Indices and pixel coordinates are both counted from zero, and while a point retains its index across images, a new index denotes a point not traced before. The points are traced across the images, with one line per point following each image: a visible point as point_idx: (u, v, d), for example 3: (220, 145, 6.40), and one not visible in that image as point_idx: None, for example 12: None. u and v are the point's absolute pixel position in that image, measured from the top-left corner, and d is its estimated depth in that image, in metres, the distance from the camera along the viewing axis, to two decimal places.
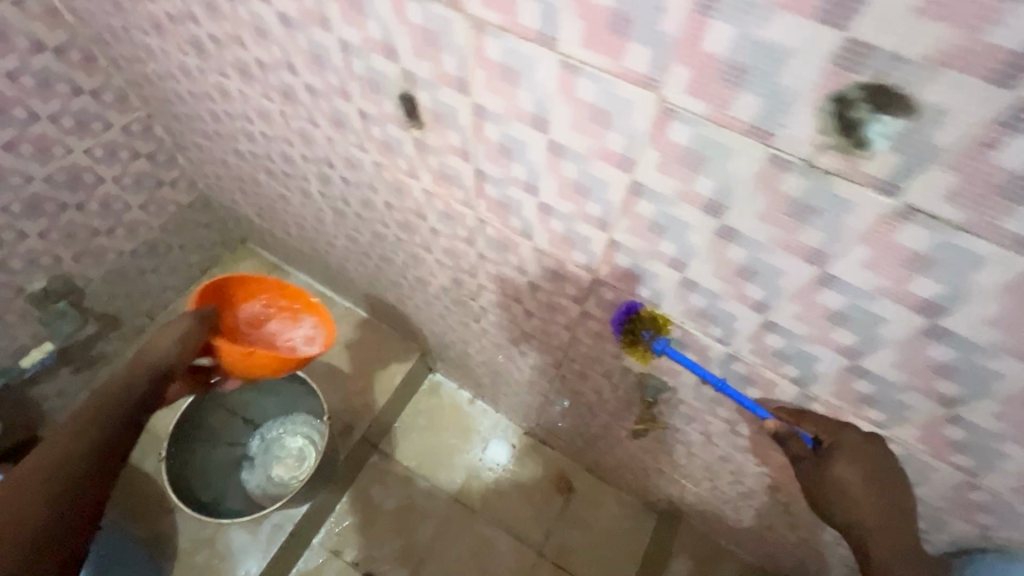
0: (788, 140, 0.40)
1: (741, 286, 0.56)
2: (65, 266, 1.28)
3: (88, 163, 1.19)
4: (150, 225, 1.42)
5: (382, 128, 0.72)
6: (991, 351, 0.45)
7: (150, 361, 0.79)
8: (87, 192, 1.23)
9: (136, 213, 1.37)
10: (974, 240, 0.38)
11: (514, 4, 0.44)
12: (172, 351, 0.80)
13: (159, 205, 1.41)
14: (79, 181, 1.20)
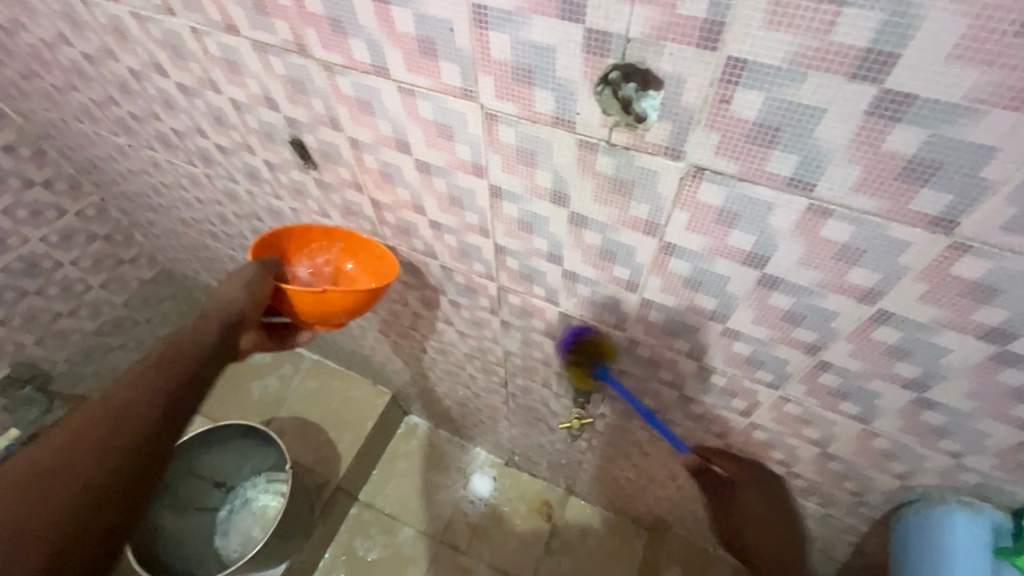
0: (587, 124, 0.45)
1: (609, 268, 0.60)
2: (26, 351, 1.32)
3: (42, 251, 1.25)
4: (113, 304, 1.48)
5: (287, 174, 0.78)
6: (817, 293, 0.48)
7: (218, 312, 0.62)
8: (42, 278, 1.28)
9: (97, 294, 1.42)
10: (756, 189, 0.42)
11: (347, 45, 0.51)
12: (242, 298, 0.64)
13: (121, 283, 1.46)
14: (34, 268, 1.25)
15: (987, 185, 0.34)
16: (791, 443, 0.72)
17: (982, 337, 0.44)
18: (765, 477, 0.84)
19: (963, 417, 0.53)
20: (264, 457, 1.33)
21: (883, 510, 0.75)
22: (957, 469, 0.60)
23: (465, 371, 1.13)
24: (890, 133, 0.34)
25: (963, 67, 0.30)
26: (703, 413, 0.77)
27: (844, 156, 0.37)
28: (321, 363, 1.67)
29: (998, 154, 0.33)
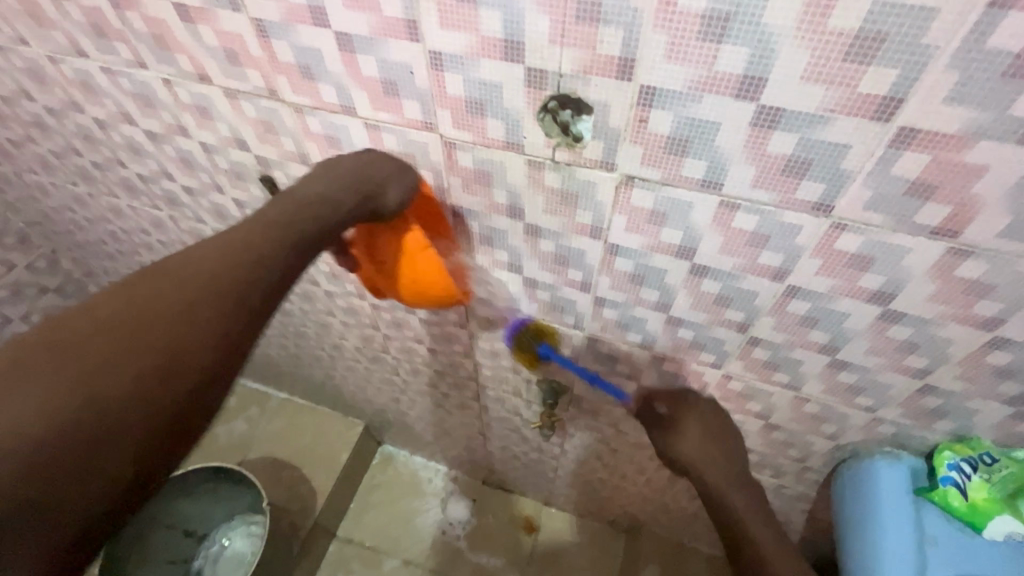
0: (533, 146, 0.53)
1: (564, 272, 0.67)
2: None
3: None
4: None
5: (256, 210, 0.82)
6: (739, 276, 0.57)
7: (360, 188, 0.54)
8: None
9: None
10: (678, 190, 0.51)
11: (317, 89, 0.57)
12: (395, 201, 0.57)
13: None
14: None
15: (847, 173, 0.44)
16: (740, 420, 0.80)
17: (867, 300, 0.53)
18: None
19: (871, 374, 0.62)
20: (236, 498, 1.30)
21: (826, 473, 0.84)
22: (875, 423, 0.69)
23: (439, 389, 1.17)
24: (773, 139, 0.44)
25: (811, 84, 0.39)
26: None
27: (741, 158, 0.46)
28: (290, 401, 1.65)
29: (850, 148, 0.42)
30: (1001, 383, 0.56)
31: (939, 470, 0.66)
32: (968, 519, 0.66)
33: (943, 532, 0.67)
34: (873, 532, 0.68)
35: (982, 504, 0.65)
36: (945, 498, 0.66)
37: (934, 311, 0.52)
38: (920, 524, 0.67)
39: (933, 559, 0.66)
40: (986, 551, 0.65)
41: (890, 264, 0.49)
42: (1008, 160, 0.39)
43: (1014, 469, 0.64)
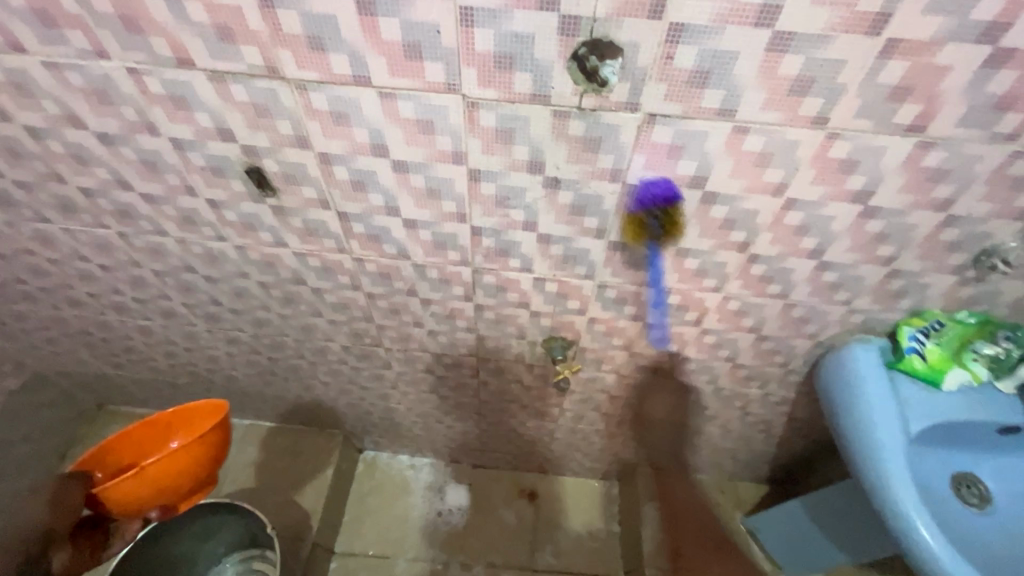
0: (560, 96, 0.55)
1: (580, 221, 0.70)
2: None
3: None
4: None
5: (237, 209, 0.77)
6: (745, 197, 0.64)
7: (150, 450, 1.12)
8: None
9: None
10: (697, 122, 0.56)
11: (326, 61, 0.55)
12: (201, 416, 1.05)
13: None
14: None
15: (844, 86, 0.51)
16: (735, 337, 0.90)
17: (850, 200, 0.63)
18: (716, 378, 1.02)
19: (848, 269, 0.73)
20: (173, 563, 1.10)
21: (806, 371, 0.96)
22: (850, 314, 0.81)
23: (434, 374, 1.16)
24: (785, 60, 0.50)
25: (819, 7, 0.46)
26: (664, 334, 0.92)
27: (755, 84, 0.52)
28: (256, 426, 1.55)
29: (846, 63, 0.50)
30: (950, 255, 0.69)
31: (904, 343, 0.80)
32: (929, 377, 0.80)
33: (913, 393, 0.80)
34: (864, 402, 0.80)
35: (937, 363, 0.79)
36: (911, 366, 0.79)
37: (904, 201, 0.62)
38: (897, 389, 0.80)
39: (911, 415, 0.79)
40: (946, 400, 0.80)
41: (871, 165, 0.58)
42: (966, 60, 0.48)
43: (957, 329, 0.78)
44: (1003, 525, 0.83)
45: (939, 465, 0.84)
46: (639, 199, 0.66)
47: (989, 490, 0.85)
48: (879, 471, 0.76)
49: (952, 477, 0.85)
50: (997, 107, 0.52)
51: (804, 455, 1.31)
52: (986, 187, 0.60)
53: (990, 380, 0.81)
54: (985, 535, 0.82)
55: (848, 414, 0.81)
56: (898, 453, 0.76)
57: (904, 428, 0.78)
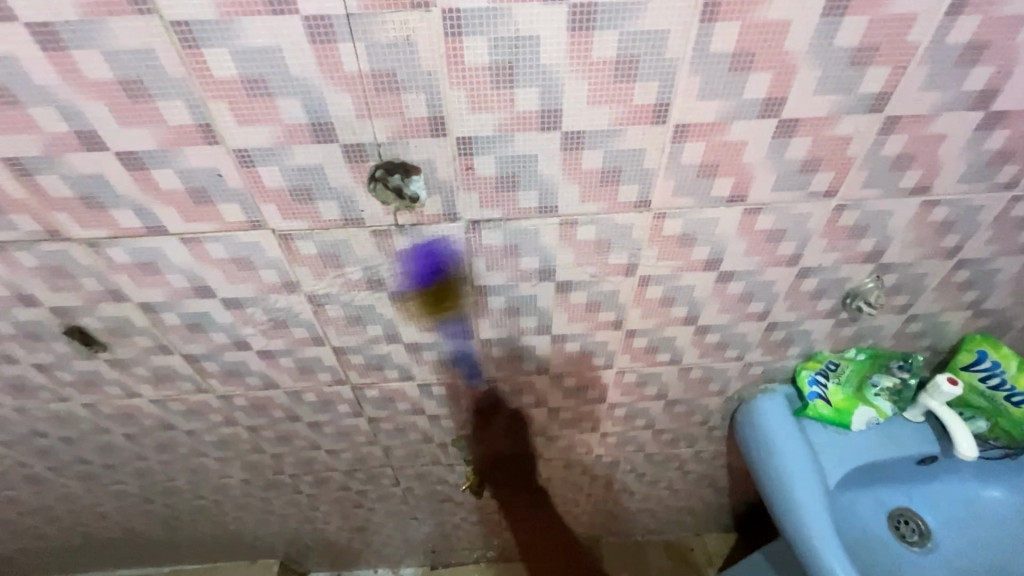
0: (346, 126, 0.45)
1: (431, 270, 0.58)
2: None
3: None
4: None
5: (9, 320, 0.61)
6: (608, 216, 0.54)
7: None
8: None
9: None
10: (520, 139, 0.47)
11: (33, 120, 0.43)
12: None
13: None
14: None
15: (672, 64, 0.42)
16: (656, 373, 0.78)
17: (730, 199, 0.53)
18: (653, 420, 0.90)
19: (754, 278, 0.63)
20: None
21: (729, 425, 0.92)
22: (770, 329, 0.71)
23: (339, 472, 0.99)
24: (597, 40, 0.41)
25: None
26: (578, 383, 0.79)
27: (570, 73, 0.42)
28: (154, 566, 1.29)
29: (669, 35, 0.41)
30: (859, 244, 0.60)
31: (805, 385, 0.76)
32: (837, 419, 0.76)
33: (826, 441, 0.76)
34: (775, 452, 0.76)
35: (842, 404, 0.76)
36: (817, 412, 0.76)
37: (788, 191, 0.53)
38: (808, 439, 0.76)
39: (828, 463, 0.75)
40: (861, 440, 0.76)
41: (734, 162, 0.50)
42: (802, 14, 0.40)
43: (852, 366, 0.75)
44: (946, 561, 0.76)
45: (872, 507, 0.79)
46: (490, 244, 0.56)
47: (927, 525, 0.79)
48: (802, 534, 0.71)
49: (886, 515, 0.79)
50: (856, 65, 0.44)
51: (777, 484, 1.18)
52: (872, 165, 0.51)
53: (899, 411, 0.78)
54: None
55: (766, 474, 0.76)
56: (818, 509, 0.71)
57: (820, 479, 0.73)
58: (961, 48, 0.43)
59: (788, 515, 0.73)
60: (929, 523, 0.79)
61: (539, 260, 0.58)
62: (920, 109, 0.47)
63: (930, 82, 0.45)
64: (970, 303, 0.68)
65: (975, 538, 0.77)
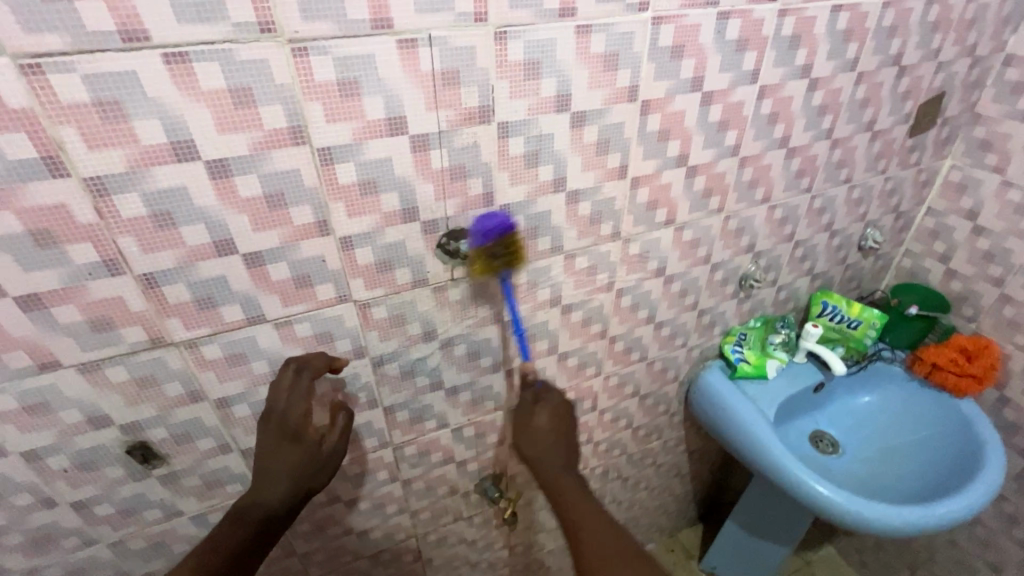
0: (428, 208, 0.61)
1: (473, 313, 0.74)
2: None
3: None
4: None
5: (66, 451, 0.60)
6: (595, 247, 0.76)
7: None
8: None
9: None
10: (540, 197, 0.67)
11: (180, 236, 0.52)
12: None
13: None
14: None
15: (628, 140, 0.68)
16: (631, 372, 0.99)
17: (666, 223, 0.80)
18: (632, 418, 1.09)
19: (686, 276, 0.89)
20: (287, 449, 0.64)
21: (683, 409, 1.16)
22: (700, 316, 0.98)
23: (364, 560, 0.98)
24: (587, 130, 0.64)
25: (595, 89, 0.62)
26: (577, 395, 0.96)
27: (571, 152, 0.65)
28: None
29: (625, 124, 0.66)
30: (742, 240, 0.90)
31: (731, 356, 1.04)
32: (758, 373, 1.04)
33: (755, 390, 1.03)
34: (728, 408, 1.01)
35: (756, 360, 1.04)
36: (744, 370, 1.03)
37: (697, 212, 0.81)
38: (746, 392, 1.03)
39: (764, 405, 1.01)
40: (778, 383, 1.04)
41: (666, 199, 0.77)
42: (691, 105, 0.69)
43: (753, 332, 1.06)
44: (855, 458, 1.06)
45: (798, 434, 1.07)
46: (515, 285, 0.74)
47: (834, 436, 1.09)
48: (770, 457, 0.94)
49: (809, 438, 1.08)
50: (721, 129, 0.74)
51: (723, 463, 1.43)
52: (739, 187, 0.82)
53: (791, 358, 1.08)
54: (850, 471, 1.04)
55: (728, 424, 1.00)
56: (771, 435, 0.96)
57: (765, 416, 0.99)
58: (768, 115, 0.76)
59: (754, 448, 0.96)
60: (834, 434, 1.09)
61: (551, 291, 0.78)
62: (757, 151, 0.79)
63: (758, 136, 0.77)
64: (806, 269, 1.04)
65: (863, 431, 1.09)
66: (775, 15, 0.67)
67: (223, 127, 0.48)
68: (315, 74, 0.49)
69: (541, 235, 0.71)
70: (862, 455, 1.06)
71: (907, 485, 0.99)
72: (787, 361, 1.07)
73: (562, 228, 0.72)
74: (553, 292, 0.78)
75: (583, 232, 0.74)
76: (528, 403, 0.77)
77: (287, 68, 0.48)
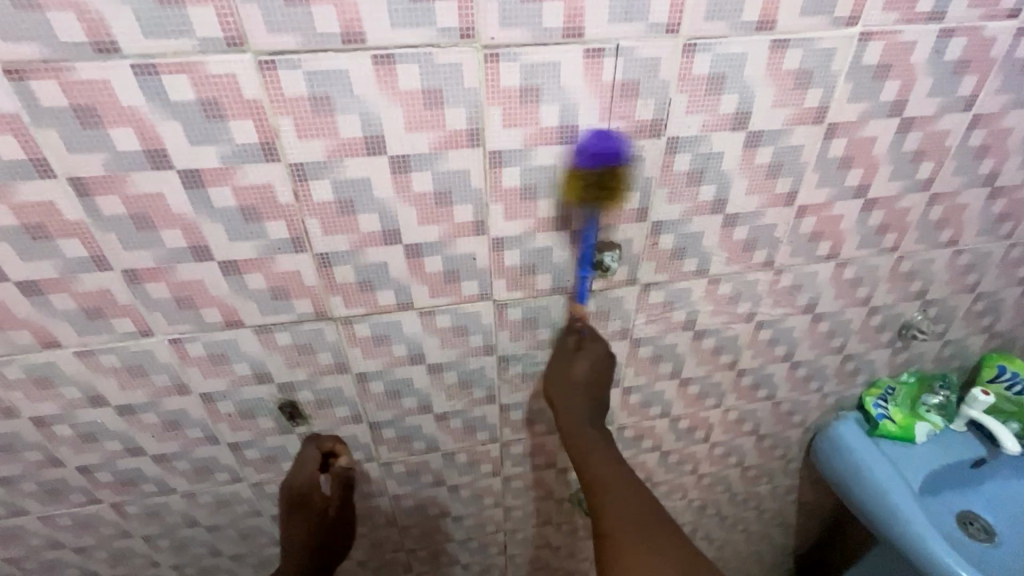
0: (581, 218, 0.61)
1: (604, 327, 0.72)
2: None
3: None
4: None
5: (233, 398, 0.68)
6: (743, 274, 0.71)
7: None
8: None
9: None
10: (695, 217, 0.64)
11: (355, 222, 0.56)
12: None
13: None
14: None
15: (805, 164, 0.62)
16: (754, 409, 0.92)
17: (826, 257, 0.72)
18: (743, 457, 1.02)
19: (837, 316, 0.81)
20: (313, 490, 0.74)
21: (802, 456, 1.06)
22: (844, 361, 0.88)
23: (455, 543, 1.02)
24: (760, 150, 0.60)
25: (779, 109, 0.57)
26: (690, 424, 0.91)
27: (738, 173, 0.61)
28: None
29: (804, 147, 0.61)
30: (911, 285, 0.80)
31: (873, 411, 0.92)
32: (903, 436, 0.92)
33: (897, 452, 0.91)
34: (860, 465, 0.90)
35: (903, 421, 0.92)
36: (886, 429, 0.91)
37: (865, 250, 0.73)
38: (885, 452, 0.91)
39: (907, 470, 0.89)
40: (926, 450, 0.92)
41: (833, 231, 0.70)
42: (886, 131, 0.62)
43: (904, 389, 0.93)
44: (1013, 553, 0.91)
45: (943, 509, 0.93)
46: (651, 305, 0.72)
47: (989, 522, 0.94)
48: (905, 524, 0.84)
49: (957, 517, 0.94)
50: (914, 160, 0.65)
51: (837, 523, 1.29)
52: (922, 226, 0.72)
53: (947, 424, 0.94)
54: (1004, 566, 0.89)
55: (857, 482, 0.90)
56: (910, 502, 0.85)
57: (905, 481, 0.88)
58: (976, 148, 0.66)
59: (886, 512, 0.86)
60: (990, 520, 0.94)
61: (686, 316, 0.74)
62: (952, 188, 0.69)
63: (958, 169, 0.68)
64: (984, 326, 0.90)
65: None
66: (1012, 34, 0.57)
67: (410, 127, 0.51)
68: (502, 80, 0.50)
69: (687, 256, 0.67)
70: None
71: None
72: (942, 428, 0.94)
73: (712, 251, 0.68)
74: (688, 316, 0.74)
75: (733, 256, 0.69)
76: (567, 350, 0.71)
77: (477, 73, 0.49)
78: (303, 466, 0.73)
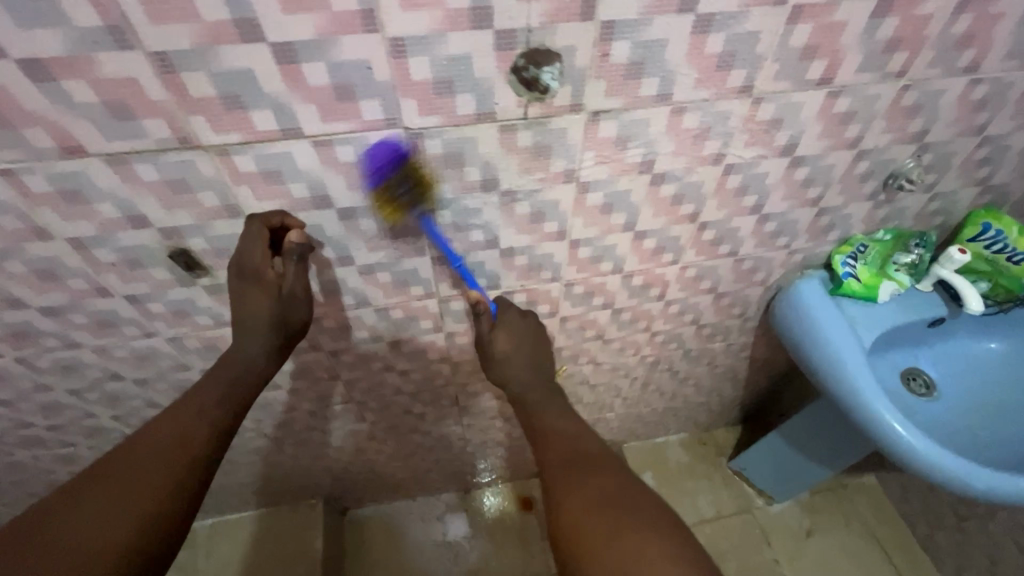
0: (505, 12, 0.46)
1: (546, 166, 0.61)
2: None
3: None
4: None
5: (110, 244, 0.59)
6: (714, 103, 0.59)
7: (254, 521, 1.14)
8: None
9: None
10: (657, 19, 0.50)
11: (193, 8, 0.42)
12: None
13: None
14: None
15: None
16: (714, 267, 0.86)
17: (817, 84, 0.60)
18: (700, 316, 0.99)
19: (818, 161, 0.70)
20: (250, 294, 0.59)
21: (761, 316, 1.03)
22: (818, 215, 0.80)
23: (405, 395, 1.02)
24: None
25: None
26: (645, 281, 0.86)
27: None
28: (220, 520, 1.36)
29: None
30: (912, 124, 0.68)
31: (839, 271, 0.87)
32: (866, 295, 0.87)
33: (857, 310, 0.87)
34: (814, 322, 0.87)
35: (869, 280, 0.86)
36: (850, 289, 0.86)
37: (866, 76, 0.60)
38: (844, 311, 0.87)
39: (862, 327, 0.86)
40: (887, 309, 0.87)
41: (831, 46, 0.56)
42: None
43: (877, 248, 0.87)
44: (950, 406, 0.92)
45: (889, 366, 0.93)
46: (601, 139, 0.60)
47: (932, 377, 0.94)
48: (846, 380, 0.82)
49: (901, 373, 0.94)
50: None
51: (786, 379, 1.33)
52: (941, 44, 0.59)
53: (914, 284, 0.89)
54: (937, 418, 0.91)
55: (808, 339, 0.87)
56: (856, 358, 0.82)
57: (857, 338, 0.84)
58: None
59: (830, 367, 0.84)
60: (933, 376, 0.94)
61: (644, 155, 0.63)
62: None
63: None
64: (980, 178, 0.80)
65: (975, 382, 0.93)
66: None
67: None
68: None
69: (646, 75, 0.54)
70: (959, 405, 0.92)
71: (999, 459, 0.86)
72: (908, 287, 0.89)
73: (678, 68, 0.54)
74: (645, 155, 0.63)
75: (704, 77, 0.56)
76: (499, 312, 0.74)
77: None
78: (248, 246, 0.57)
